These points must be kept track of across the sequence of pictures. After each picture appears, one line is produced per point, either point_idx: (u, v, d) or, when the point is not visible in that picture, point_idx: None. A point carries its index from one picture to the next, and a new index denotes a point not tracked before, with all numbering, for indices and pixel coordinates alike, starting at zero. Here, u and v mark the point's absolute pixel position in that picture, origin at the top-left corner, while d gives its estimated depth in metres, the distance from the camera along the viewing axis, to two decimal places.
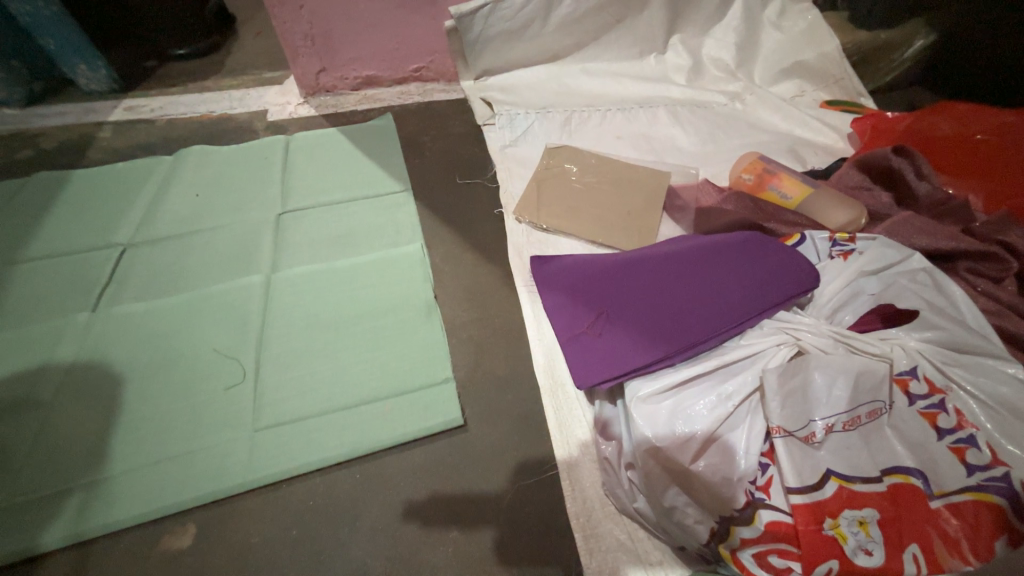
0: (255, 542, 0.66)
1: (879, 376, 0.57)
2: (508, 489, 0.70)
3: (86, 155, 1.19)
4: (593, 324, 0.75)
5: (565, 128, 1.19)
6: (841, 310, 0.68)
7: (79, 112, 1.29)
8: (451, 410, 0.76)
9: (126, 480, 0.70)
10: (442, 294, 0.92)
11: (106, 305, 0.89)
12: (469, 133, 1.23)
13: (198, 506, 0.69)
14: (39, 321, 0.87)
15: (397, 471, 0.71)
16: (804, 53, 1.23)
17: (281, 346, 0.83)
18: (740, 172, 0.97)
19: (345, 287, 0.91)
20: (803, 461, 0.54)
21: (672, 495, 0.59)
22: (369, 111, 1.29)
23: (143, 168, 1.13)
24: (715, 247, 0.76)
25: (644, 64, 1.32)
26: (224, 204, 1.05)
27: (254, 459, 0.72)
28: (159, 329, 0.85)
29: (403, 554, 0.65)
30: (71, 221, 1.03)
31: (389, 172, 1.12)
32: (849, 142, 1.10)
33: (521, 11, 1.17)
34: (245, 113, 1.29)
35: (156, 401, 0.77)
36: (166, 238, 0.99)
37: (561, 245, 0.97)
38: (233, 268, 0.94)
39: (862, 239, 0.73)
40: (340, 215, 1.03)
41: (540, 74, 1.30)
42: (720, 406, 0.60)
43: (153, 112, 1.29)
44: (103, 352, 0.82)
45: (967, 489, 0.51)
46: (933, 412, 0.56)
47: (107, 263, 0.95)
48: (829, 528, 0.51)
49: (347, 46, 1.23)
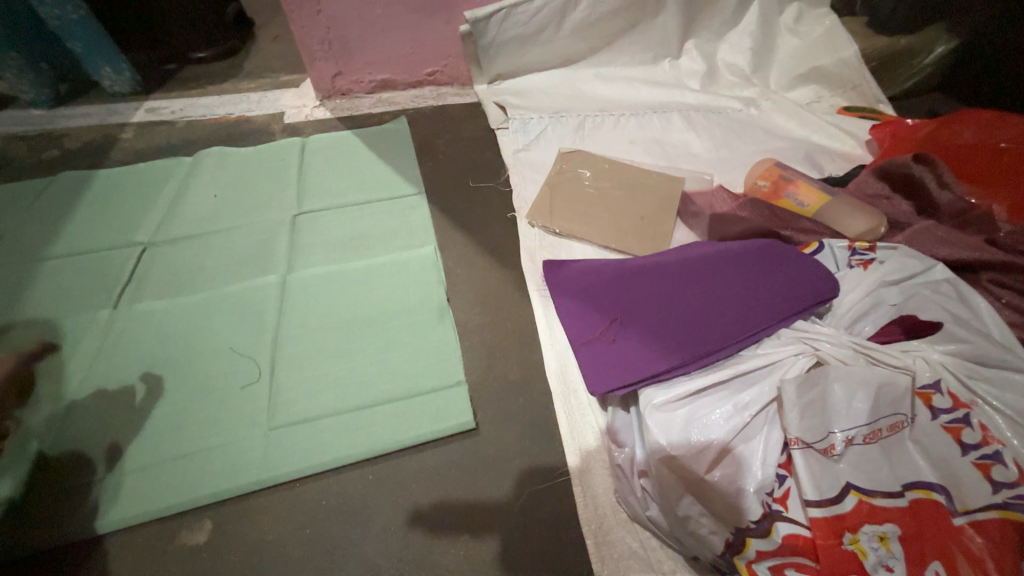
0: (269, 540, 0.67)
1: (901, 389, 0.56)
2: (518, 494, 0.70)
3: (109, 156, 1.21)
4: (606, 331, 0.75)
5: (578, 132, 1.19)
6: (860, 320, 0.68)
7: (102, 113, 1.32)
8: (463, 413, 0.76)
9: (144, 476, 0.71)
10: (454, 296, 0.92)
11: (127, 302, 0.90)
12: (482, 137, 1.23)
13: (213, 503, 0.70)
14: (65, 317, 0.89)
15: (408, 473, 0.72)
16: (820, 59, 1.22)
17: (295, 347, 0.84)
18: (755, 178, 0.97)
19: (358, 289, 0.91)
20: (823, 473, 0.53)
21: (686, 504, 0.58)
22: (383, 114, 1.31)
23: (163, 169, 1.15)
24: (730, 255, 0.76)
25: (658, 69, 1.32)
26: (241, 205, 1.07)
27: (269, 457, 0.72)
28: (178, 328, 0.87)
29: (414, 557, 0.65)
30: (93, 220, 1.05)
31: (402, 176, 1.13)
32: (867, 150, 1.08)
33: (535, 16, 1.18)
34: (263, 115, 1.31)
35: (174, 398, 0.78)
36: (186, 238, 1.01)
37: (573, 249, 0.97)
38: (249, 269, 0.95)
39: (882, 249, 0.72)
40: (355, 216, 1.04)
41: (553, 79, 1.30)
42: (736, 416, 0.60)
43: (174, 114, 1.32)
44: (124, 349, 0.84)
45: (993, 507, 0.49)
46: (956, 427, 0.55)
47: (128, 261, 0.97)
48: (849, 543, 0.50)
49: (363, 50, 1.24)
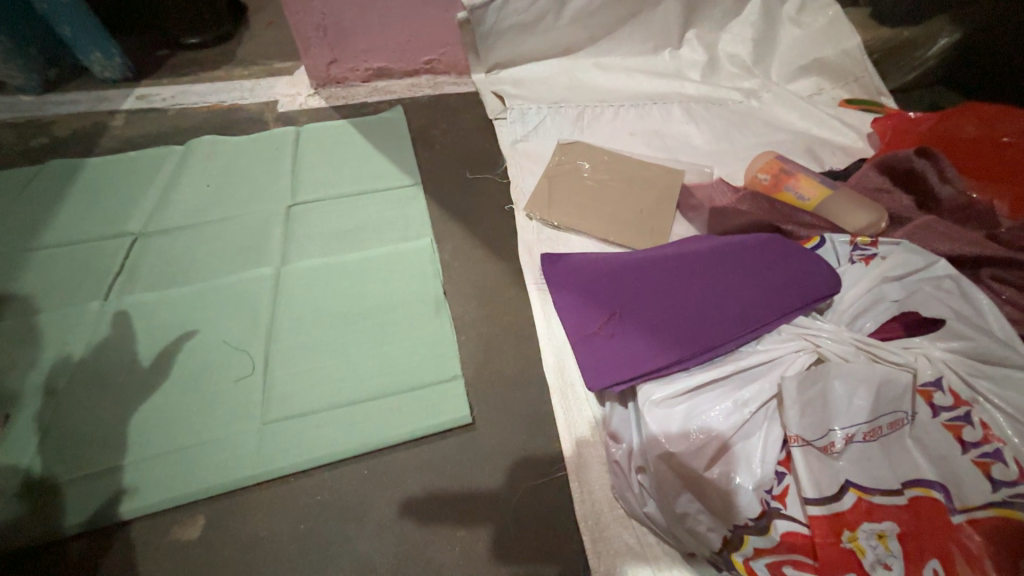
0: (264, 536, 0.66)
1: (901, 387, 0.56)
2: (515, 489, 0.69)
3: (97, 144, 1.19)
4: (605, 326, 0.74)
5: (577, 124, 1.17)
6: (861, 317, 0.67)
7: (90, 99, 1.29)
8: (460, 408, 0.75)
9: (136, 471, 0.70)
10: (450, 290, 0.91)
11: (117, 295, 0.89)
12: (479, 127, 1.22)
13: (207, 498, 0.69)
14: (53, 309, 0.87)
15: (404, 468, 0.71)
16: (824, 50, 1.20)
17: (289, 341, 0.83)
18: (755, 171, 0.96)
19: (354, 282, 0.90)
20: (823, 470, 0.53)
21: (684, 502, 0.57)
22: (379, 103, 1.28)
23: (152, 159, 1.13)
24: (730, 249, 0.75)
25: (659, 59, 1.30)
26: (233, 196, 1.05)
27: (262, 453, 0.72)
28: (170, 320, 0.85)
29: (410, 552, 0.65)
30: (82, 210, 1.03)
31: (398, 166, 1.11)
32: (869, 142, 1.07)
33: (534, 4, 1.15)
34: (255, 103, 1.28)
35: (165, 393, 0.77)
36: (177, 229, 0.99)
37: (572, 243, 0.95)
38: (243, 261, 0.94)
39: (884, 243, 0.71)
40: (350, 208, 1.02)
41: (552, 69, 1.28)
42: (736, 413, 0.59)
43: (164, 101, 1.29)
44: (115, 341, 0.83)
45: (992, 505, 0.49)
46: (957, 425, 0.54)
47: (119, 252, 0.95)
48: (847, 541, 0.50)
49: (358, 37, 1.21)
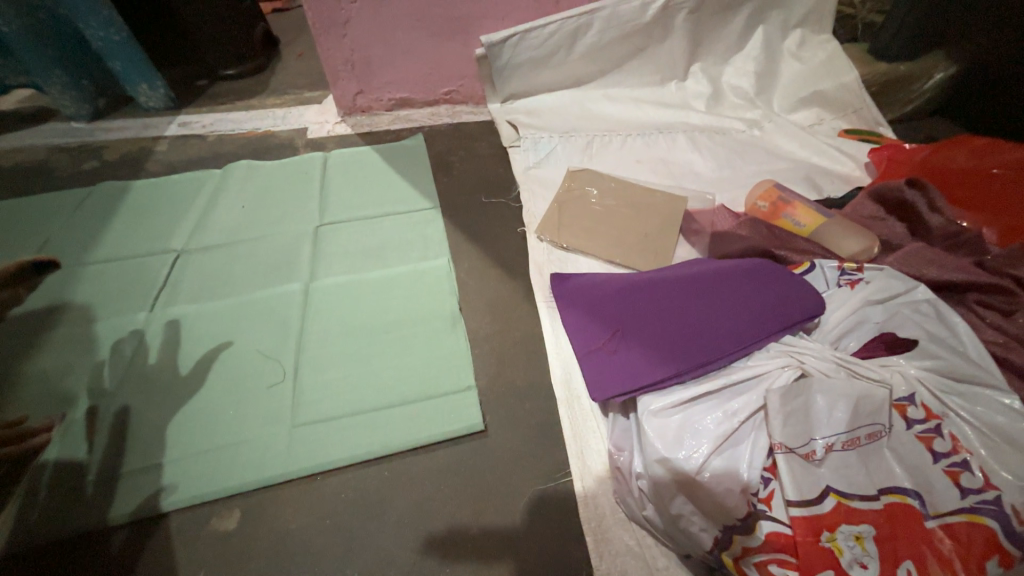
0: (293, 528, 0.72)
1: (878, 401, 0.60)
2: (524, 493, 0.74)
3: (145, 168, 1.30)
4: (608, 341, 0.80)
5: (586, 151, 1.25)
6: (846, 336, 0.72)
7: (137, 127, 1.41)
8: (473, 416, 0.81)
9: (178, 467, 0.77)
10: (465, 305, 0.98)
11: (162, 305, 0.98)
12: (495, 154, 1.30)
13: (241, 493, 0.75)
14: (105, 317, 0.96)
15: (421, 470, 0.77)
16: (822, 83, 1.27)
17: (317, 350, 0.90)
18: (755, 199, 1.02)
19: (378, 297, 0.98)
20: (804, 477, 0.57)
21: (679, 504, 0.62)
22: (402, 131, 1.38)
23: (195, 181, 1.24)
24: (725, 272, 0.81)
25: (665, 90, 1.38)
26: (267, 216, 1.14)
27: (292, 452, 0.78)
28: (210, 330, 0.93)
29: (425, 548, 0.70)
30: (132, 228, 1.13)
31: (419, 190, 1.20)
32: (866, 172, 1.12)
33: (547, 41, 1.25)
34: (288, 130, 1.40)
35: (205, 397, 0.85)
36: (216, 246, 1.08)
37: (580, 264, 1.02)
38: (277, 276, 1.02)
39: (869, 269, 0.76)
40: (374, 228, 1.11)
41: (563, 99, 1.37)
42: (726, 422, 0.63)
43: (205, 128, 1.41)
44: (161, 348, 0.91)
45: (961, 511, 0.54)
46: (929, 436, 0.59)
47: (164, 266, 1.05)
48: (827, 541, 0.54)
49: (383, 71, 1.32)
